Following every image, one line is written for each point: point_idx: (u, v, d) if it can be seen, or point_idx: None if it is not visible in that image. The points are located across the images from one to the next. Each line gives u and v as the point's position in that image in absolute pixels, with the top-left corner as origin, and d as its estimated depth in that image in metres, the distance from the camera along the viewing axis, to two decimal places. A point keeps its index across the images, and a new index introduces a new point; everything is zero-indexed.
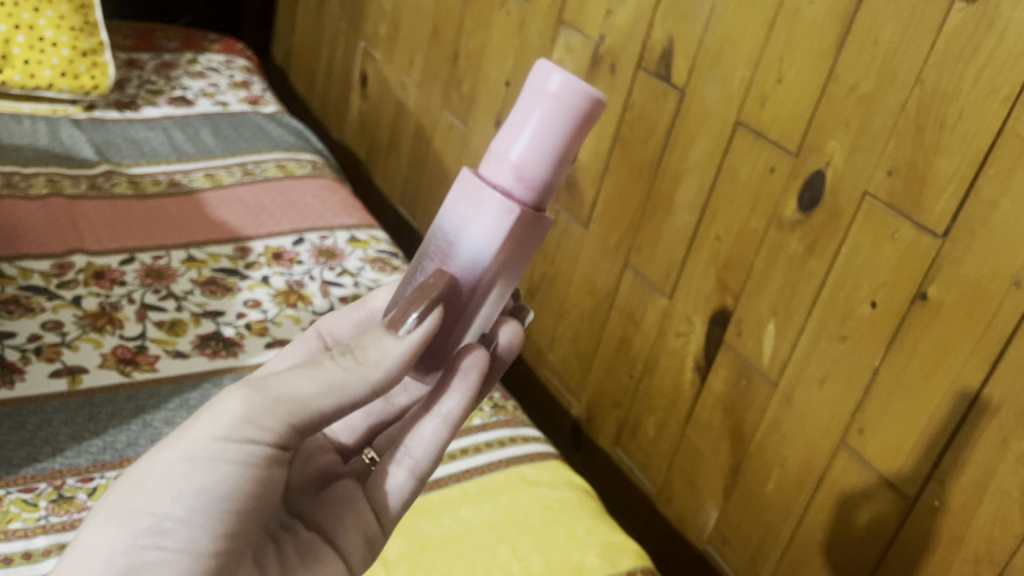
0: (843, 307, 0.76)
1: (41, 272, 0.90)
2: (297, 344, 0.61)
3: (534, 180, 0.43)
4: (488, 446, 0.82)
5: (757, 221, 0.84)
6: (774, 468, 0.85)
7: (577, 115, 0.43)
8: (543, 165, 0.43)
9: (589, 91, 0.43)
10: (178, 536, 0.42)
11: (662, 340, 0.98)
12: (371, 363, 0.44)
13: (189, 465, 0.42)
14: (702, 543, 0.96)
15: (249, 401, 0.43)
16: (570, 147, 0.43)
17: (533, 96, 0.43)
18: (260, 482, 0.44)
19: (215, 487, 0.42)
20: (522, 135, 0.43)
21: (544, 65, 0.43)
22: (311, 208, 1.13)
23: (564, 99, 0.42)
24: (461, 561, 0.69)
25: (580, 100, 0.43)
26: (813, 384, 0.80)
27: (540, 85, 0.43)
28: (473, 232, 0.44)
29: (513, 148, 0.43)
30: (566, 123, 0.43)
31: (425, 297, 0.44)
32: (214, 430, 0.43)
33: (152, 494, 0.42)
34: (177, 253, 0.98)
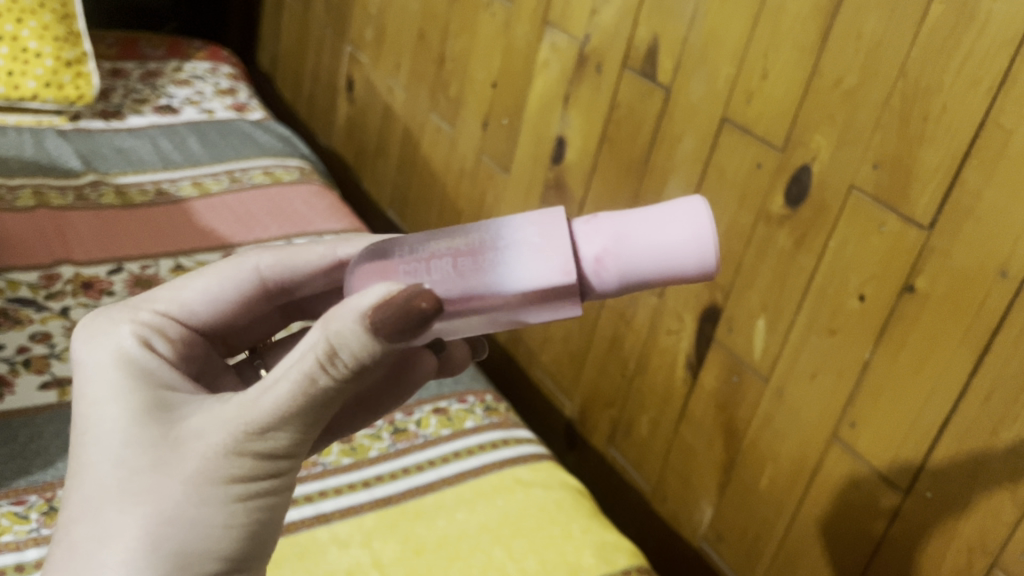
0: (832, 302, 0.76)
1: (29, 284, 0.90)
2: (233, 268, 0.58)
3: (598, 271, 0.44)
4: (480, 448, 0.82)
5: (745, 216, 0.84)
6: (767, 464, 0.86)
7: (677, 267, 0.43)
8: (619, 279, 0.44)
9: (703, 263, 0.43)
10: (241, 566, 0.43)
11: (653, 339, 0.98)
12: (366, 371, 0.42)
13: (241, 506, 0.43)
14: (698, 540, 0.96)
15: (276, 436, 0.43)
16: (646, 279, 0.44)
17: (665, 223, 0.44)
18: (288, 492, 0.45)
19: (263, 518, 0.43)
20: (631, 236, 0.44)
21: (700, 208, 0.44)
22: (299, 214, 1.13)
23: (682, 248, 0.43)
24: (455, 564, 0.69)
25: (694, 265, 0.43)
26: (804, 378, 0.80)
27: (682, 220, 0.44)
28: (526, 275, 0.44)
29: (616, 236, 0.44)
30: (669, 271, 0.44)
31: (412, 323, 0.41)
32: (253, 468, 0.42)
33: (211, 539, 0.42)
34: (165, 262, 0.98)
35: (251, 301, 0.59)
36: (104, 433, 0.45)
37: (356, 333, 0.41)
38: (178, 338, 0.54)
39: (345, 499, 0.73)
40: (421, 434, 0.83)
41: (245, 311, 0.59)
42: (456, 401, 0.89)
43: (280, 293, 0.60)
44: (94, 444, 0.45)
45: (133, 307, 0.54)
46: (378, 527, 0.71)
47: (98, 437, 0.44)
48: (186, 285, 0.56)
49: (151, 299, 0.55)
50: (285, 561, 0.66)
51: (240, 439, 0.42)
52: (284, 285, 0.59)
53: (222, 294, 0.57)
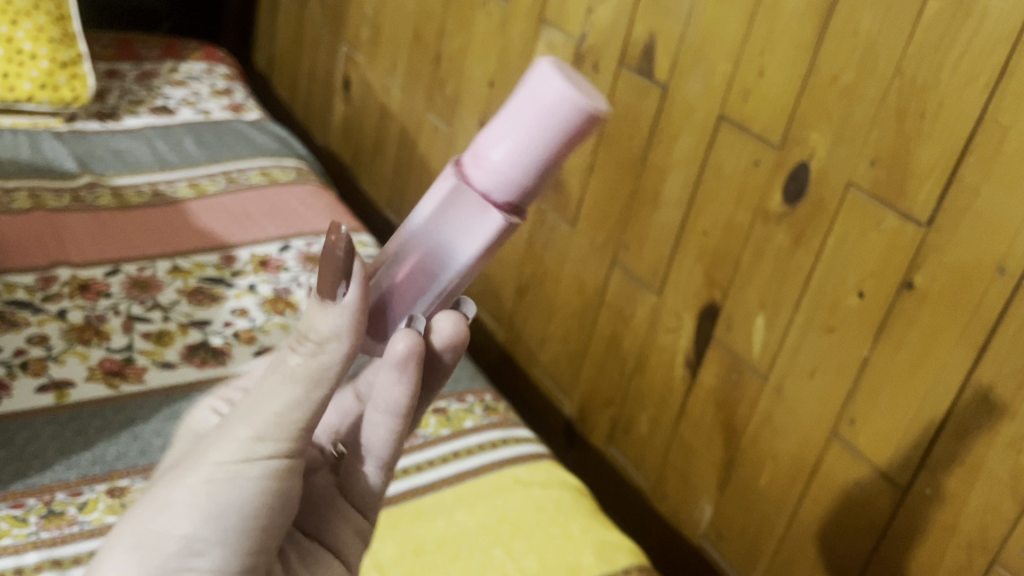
0: (831, 299, 0.76)
1: (25, 287, 0.90)
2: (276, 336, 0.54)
3: (505, 181, 0.40)
4: (479, 448, 0.82)
5: (743, 214, 0.84)
6: (767, 462, 0.85)
7: (565, 124, 0.38)
8: (525, 174, 0.40)
9: (583, 102, 0.38)
10: (207, 554, 0.39)
11: (652, 337, 0.97)
12: (326, 343, 0.38)
13: (213, 487, 0.40)
14: (698, 538, 0.96)
15: (253, 419, 0.39)
16: (551, 156, 0.39)
17: (526, 102, 0.39)
18: (280, 499, 0.41)
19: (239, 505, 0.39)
20: (507, 135, 0.39)
21: (545, 64, 0.39)
22: (296, 214, 1.12)
23: (553, 106, 0.38)
24: (456, 564, 0.69)
25: (575, 113, 0.38)
26: (803, 376, 0.80)
27: (537, 87, 0.39)
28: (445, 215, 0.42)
29: (496, 147, 0.40)
30: (561, 132, 0.39)
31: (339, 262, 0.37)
32: (230, 452, 0.39)
33: (178, 521, 0.39)
34: (162, 263, 0.98)
35: None
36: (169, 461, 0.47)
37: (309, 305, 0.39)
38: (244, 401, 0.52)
39: None
40: (420, 434, 0.83)
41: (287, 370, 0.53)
42: (455, 401, 0.89)
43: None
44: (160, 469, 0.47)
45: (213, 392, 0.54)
46: (377, 528, 0.71)
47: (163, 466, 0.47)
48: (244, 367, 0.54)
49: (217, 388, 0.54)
50: None
51: (224, 427, 0.41)
52: None
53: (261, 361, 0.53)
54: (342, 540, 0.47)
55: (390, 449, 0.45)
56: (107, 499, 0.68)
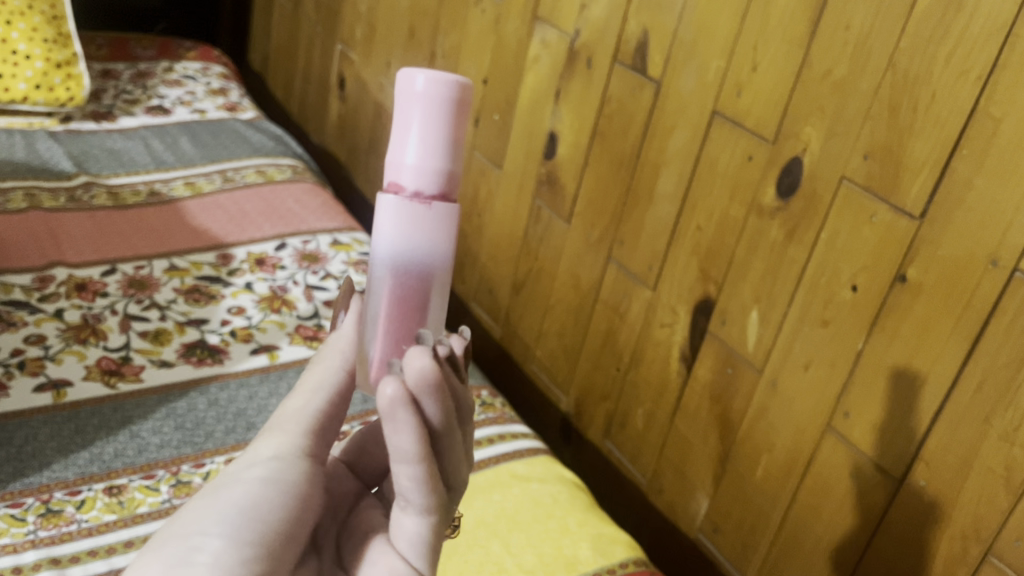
0: (825, 292, 0.77)
1: (22, 287, 0.90)
2: None
3: (436, 173, 0.44)
4: (477, 443, 0.84)
5: (737, 209, 0.84)
6: (762, 455, 0.86)
7: (449, 103, 0.43)
8: (446, 158, 0.44)
9: (452, 77, 0.44)
10: (216, 540, 0.41)
11: (648, 332, 0.98)
12: (329, 355, 0.50)
13: (230, 485, 0.44)
14: (695, 532, 0.96)
15: (267, 433, 0.48)
16: (455, 133, 0.44)
17: (405, 105, 0.44)
18: (293, 496, 0.44)
19: (252, 495, 0.43)
20: (411, 138, 0.44)
21: (404, 70, 0.44)
22: (292, 212, 1.13)
23: (432, 93, 0.43)
24: (453, 559, 0.70)
25: (450, 87, 0.43)
26: (798, 370, 0.81)
27: (409, 87, 0.44)
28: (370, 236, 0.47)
29: (408, 153, 0.44)
30: (415, 112, 0.44)
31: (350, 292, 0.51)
32: (247, 459, 0.46)
33: (193, 518, 0.42)
34: (159, 262, 0.98)
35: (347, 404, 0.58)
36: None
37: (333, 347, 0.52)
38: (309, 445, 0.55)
39: None
40: None
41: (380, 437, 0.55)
42: None
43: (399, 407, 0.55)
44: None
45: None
46: None
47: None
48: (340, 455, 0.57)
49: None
50: None
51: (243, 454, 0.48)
52: None
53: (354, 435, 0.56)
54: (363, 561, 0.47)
55: (420, 496, 0.44)
56: (105, 498, 0.68)
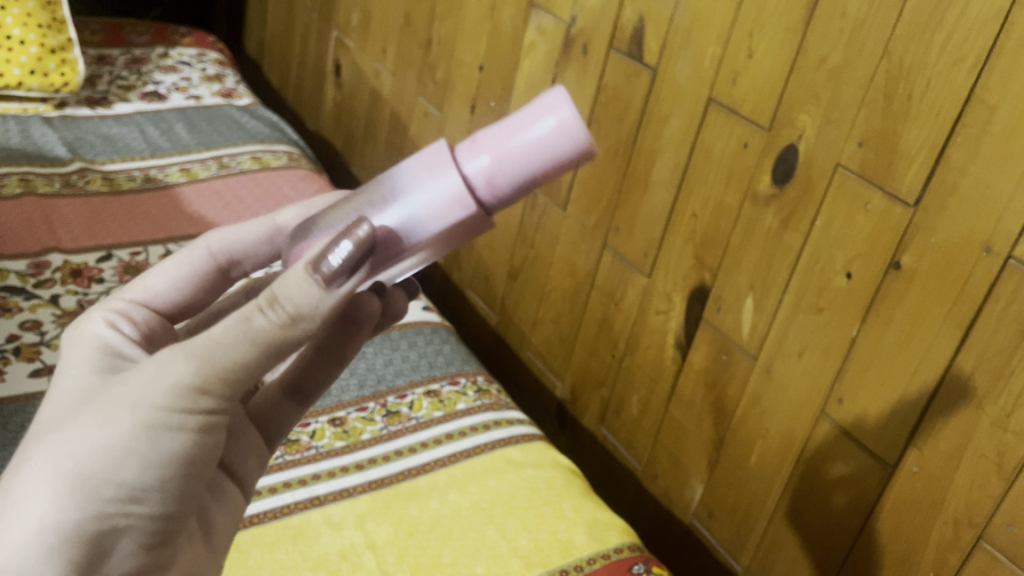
0: (819, 279, 0.77)
1: (17, 273, 0.92)
2: (183, 260, 0.55)
3: (498, 187, 0.44)
4: (472, 430, 0.85)
5: (732, 196, 0.84)
6: (756, 441, 0.86)
7: (562, 153, 0.43)
8: (516, 185, 0.44)
9: (584, 136, 0.43)
10: (143, 502, 0.42)
11: (643, 318, 0.98)
12: (303, 321, 0.41)
13: (152, 439, 0.41)
14: (689, 517, 0.97)
15: (195, 374, 0.41)
16: (542, 176, 0.44)
17: (532, 122, 0.43)
18: (211, 443, 0.44)
19: (175, 454, 0.42)
20: (510, 144, 0.43)
21: (557, 94, 0.43)
22: (288, 198, 1.13)
23: (560, 132, 0.43)
24: (450, 544, 0.72)
25: (575, 144, 0.43)
26: (792, 356, 0.81)
27: (545, 111, 0.43)
28: (420, 199, 0.44)
29: (495, 152, 0.43)
30: (550, 157, 0.43)
31: (361, 258, 0.41)
32: (177, 402, 0.41)
33: (115, 465, 0.41)
34: (155, 248, 1.00)
35: (211, 284, 0.56)
36: (67, 381, 0.46)
37: (296, 281, 0.41)
38: (145, 326, 0.52)
39: (338, 481, 0.76)
40: (413, 417, 0.85)
41: (207, 293, 0.56)
42: (448, 383, 0.91)
43: (236, 270, 0.56)
44: (56, 395, 0.46)
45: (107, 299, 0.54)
46: (372, 508, 0.74)
47: (59, 392, 0.46)
48: (151, 274, 0.55)
49: (122, 290, 0.55)
50: (281, 543, 0.69)
51: (164, 369, 0.41)
52: (237, 263, 0.56)
53: (181, 280, 0.55)
54: (246, 472, 0.53)
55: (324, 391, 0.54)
56: None
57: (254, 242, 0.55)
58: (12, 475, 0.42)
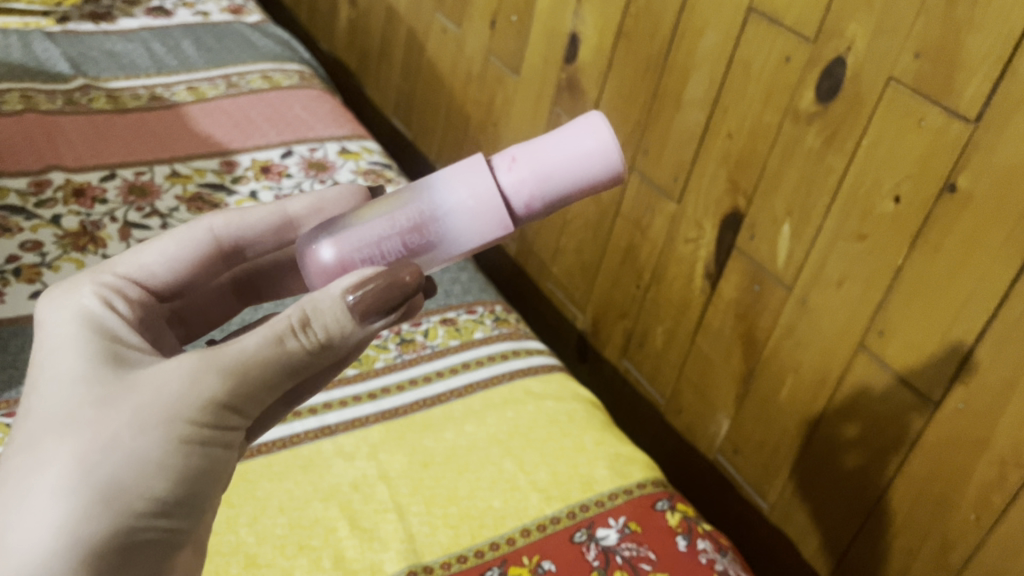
0: (864, 203, 0.71)
1: (18, 191, 0.88)
2: (183, 236, 0.51)
3: (531, 202, 0.48)
4: (490, 359, 0.81)
5: (771, 115, 0.78)
6: (788, 375, 0.82)
7: (595, 177, 0.47)
8: (550, 201, 0.48)
9: (615, 164, 0.47)
10: (172, 518, 0.39)
11: (671, 247, 0.93)
12: (335, 344, 0.43)
13: (186, 451, 0.39)
14: (714, 453, 0.94)
15: (230, 389, 0.41)
16: (573, 196, 0.48)
17: (571, 142, 0.47)
18: (229, 464, 0.42)
19: (204, 469, 0.40)
20: (549, 163, 0.47)
21: (596, 121, 0.48)
22: (299, 119, 1.08)
23: (596, 157, 0.47)
24: (465, 476, 0.68)
25: (607, 170, 0.47)
26: (830, 287, 0.76)
27: (584, 135, 0.47)
28: (459, 211, 0.47)
29: (535, 169, 0.47)
30: (586, 178, 0.47)
31: (397, 296, 0.44)
32: (210, 416, 0.40)
33: (150, 478, 0.38)
34: (160, 168, 0.96)
35: (209, 265, 0.52)
36: (58, 371, 0.41)
37: (333, 308, 0.43)
38: (135, 306, 0.48)
39: (350, 411, 0.73)
40: (428, 345, 0.82)
41: (202, 276, 0.52)
42: (464, 312, 0.87)
43: (235, 255, 0.54)
44: (45, 388, 0.41)
45: (94, 269, 0.49)
46: (385, 439, 0.71)
47: (49, 384, 0.41)
48: (146, 247, 0.51)
49: (111, 262, 0.50)
50: (290, 473, 0.66)
51: (198, 380, 0.40)
52: (240, 248, 0.53)
53: (181, 259, 0.51)
54: None
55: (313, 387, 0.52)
56: None
57: (260, 230, 0.54)
58: (27, 484, 0.37)
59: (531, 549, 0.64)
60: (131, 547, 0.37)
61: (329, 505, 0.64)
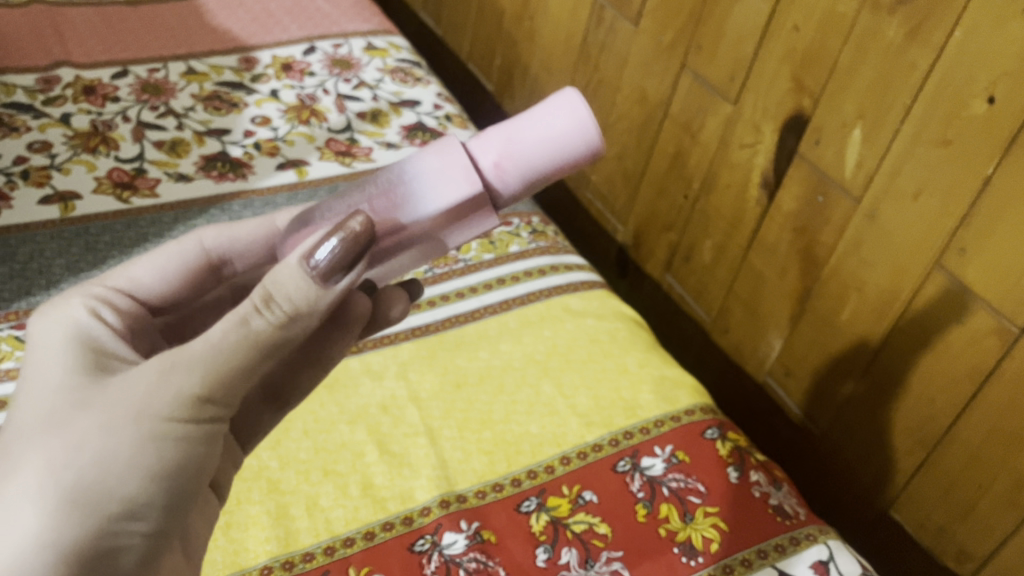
0: (950, 103, 0.63)
1: (25, 88, 0.83)
2: (173, 252, 0.46)
3: (502, 172, 0.40)
4: (526, 275, 0.76)
5: (845, 4, 0.69)
6: (850, 295, 0.76)
7: (570, 148, 0.40)
8: (524, 176, 0.41)
9: (592, 136, 0.40)
10: (148, 519, 0.35)
11: (724, 153, 0.86)
12: (302, 316, 0.36)
13: (156, 447, 0.35)
14: (763, 375, 0.89)
15: (200, 378, 0.35)
16: (546, 171, 0.41)
17: (544, 111, 0.41)
18: (213, 455, 0.37)
19: (180, 465, 0.36)
20: (518, 132, 0.40)
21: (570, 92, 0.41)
22: (322, 13, 1.01)
23: (570, 127, 0.40)
24: (501, 399, 0.64)
25: (583, 142, 0.40)
26: (905, 199, 0.69)
27: (559, 104, 0.41)
28: (427, 174, 0.40)
29: (503, 137, 0.40)
30: (565, 158, 0.41)
31: (355, 252, 0.36)
32: (181, 409, 0.35)
33: (118, 481, 0.34)
34: (175, 65, 0.89)
35: (201, 281, 0.47)
36: (35, 376, 0.38)
37: (292, 275, 0.36)
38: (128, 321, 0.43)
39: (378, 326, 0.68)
40: (460, 259, 0.76)
41: (194, 293, 0.47)
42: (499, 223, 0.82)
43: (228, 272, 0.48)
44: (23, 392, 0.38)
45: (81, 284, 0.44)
46: (416, 357, 0.66)
47: (27, 388, 0.37)
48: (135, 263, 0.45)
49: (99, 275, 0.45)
50: (315, 392, 0.62)
51: (166, 376, 0.35)
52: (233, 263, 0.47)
53: (171, 272, 0.45)
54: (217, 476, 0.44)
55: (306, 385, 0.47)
56: None
57: (252, 242, 0.47)
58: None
59: (571, 478, 0.60)
60: (105, 555, 0.34)
61: (356, 427, 0.60)
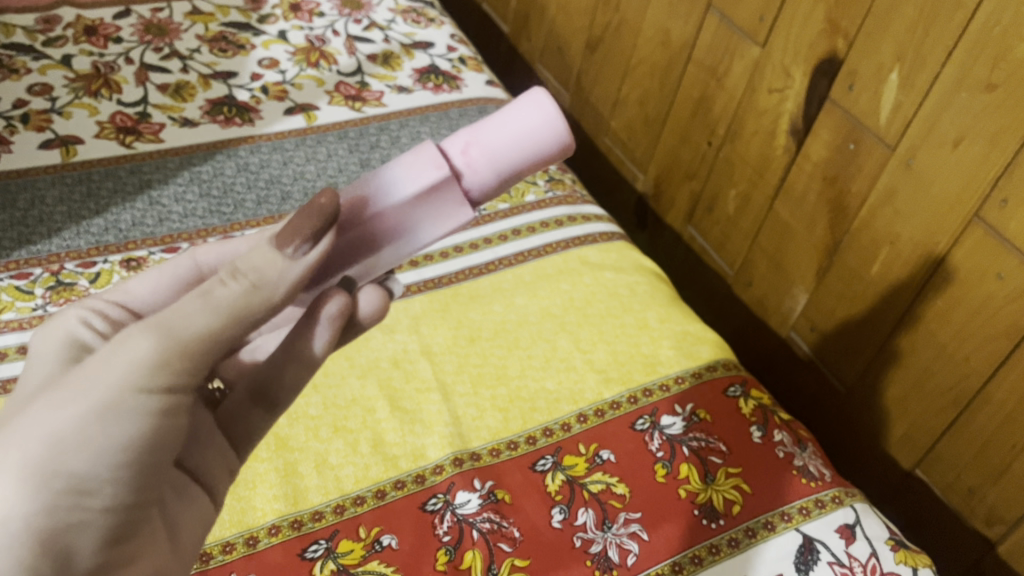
0: (997, 45, 0.59)
1: (25, 29, 0.80)
2: (165, 273, 0.41)
3: (472, 162, 0.38)
4: (543, 226, 0.73)
5: None
6: (882, 248, 0.73)
7: (541, 137, 0.38)
8: (494, 167, 0.38)
9: (562, 128, 0.38)
10: (98, 497, 0.32)
11: (752, 99, 0.82)
12: (264, 288, 0.34)
13: (104, 422, 0.32)
14: (787, 329, 0.87)
15: (154, 347, 0.32)
16: (517, 164, 0.38)
17: (511, 105, 0.39)
18: (177, 433, 0.34)
19: (134, 441, 0.32)
20: (486, 123, 0.38)
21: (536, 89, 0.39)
22: None
23: (538, 117, 0.38)
24: (517, 354, 0.62)
25: (552, 133, 0.38)
26: (944, 148, 0.65)
27: (526, 98, 0.39)
28: (392, 165, 0.38)
29: (471, 130, 0.38)
30: (535, 150, 0.38)
31: (322, 220, 0.34)
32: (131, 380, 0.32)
33: (62, 455, 0.31)
34: (179, 5, 0.86)
35: None
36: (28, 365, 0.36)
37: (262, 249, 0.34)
38: None
39: None
40: None
41: None
42: None
43: None
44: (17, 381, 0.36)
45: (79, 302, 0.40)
46: (428, 310, 0.64)
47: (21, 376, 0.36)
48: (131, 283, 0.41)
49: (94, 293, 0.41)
50: None
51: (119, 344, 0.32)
52: None
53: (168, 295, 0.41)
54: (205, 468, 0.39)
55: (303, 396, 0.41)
56: (122, 272, 0.62)
57: None
58: None
59: (589, 436, 0.58)
60: (50, 531, 0.31)
61: (367, 382, 0.59)
